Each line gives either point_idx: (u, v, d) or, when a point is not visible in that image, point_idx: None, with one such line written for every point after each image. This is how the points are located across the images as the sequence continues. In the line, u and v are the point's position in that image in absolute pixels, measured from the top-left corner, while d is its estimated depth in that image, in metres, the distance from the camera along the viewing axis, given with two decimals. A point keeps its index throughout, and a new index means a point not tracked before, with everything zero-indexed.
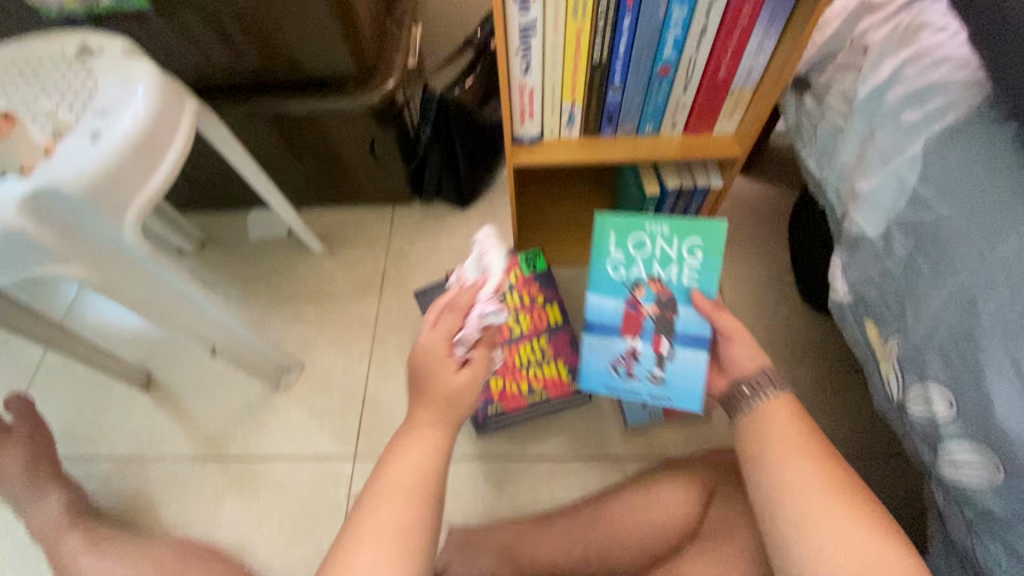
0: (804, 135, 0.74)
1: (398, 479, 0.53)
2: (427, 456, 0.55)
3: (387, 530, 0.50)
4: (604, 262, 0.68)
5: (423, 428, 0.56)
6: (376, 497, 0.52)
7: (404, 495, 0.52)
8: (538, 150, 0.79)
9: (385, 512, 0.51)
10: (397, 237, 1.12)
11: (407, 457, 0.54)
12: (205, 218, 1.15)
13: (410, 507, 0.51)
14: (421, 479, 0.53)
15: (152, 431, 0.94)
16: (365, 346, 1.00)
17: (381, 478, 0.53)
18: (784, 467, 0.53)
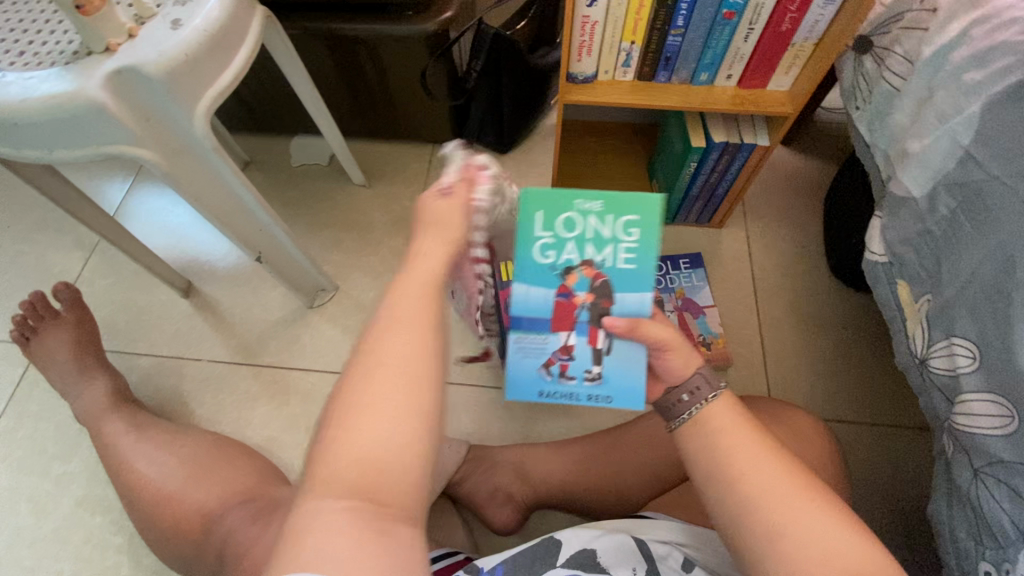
0: (859, 97, 0.74)
1: (407, 311, 0.40)
2: (434, 284, 0.42)
3: (394, 363, 0.37)
4: (529, 246, 0.50)
5: (423, 264, 0.43)
6: (385, 331, 0.39)
7: (412, 327, 0.39)
8: (591, 90, 0.80)
9: (392, 345, 0.38)
10: (435, 176, 1.14)
11: (411, 286, 0.41)
12: (251, 141, 1.18)
13: (424, 341, 0.39)
14: (430, 311, 0.40)
15: (190, 333, 0.99)
16: (397, 276, 1.03)
17: (377, 344, 0.38)
18: (728, 461, 0.43)
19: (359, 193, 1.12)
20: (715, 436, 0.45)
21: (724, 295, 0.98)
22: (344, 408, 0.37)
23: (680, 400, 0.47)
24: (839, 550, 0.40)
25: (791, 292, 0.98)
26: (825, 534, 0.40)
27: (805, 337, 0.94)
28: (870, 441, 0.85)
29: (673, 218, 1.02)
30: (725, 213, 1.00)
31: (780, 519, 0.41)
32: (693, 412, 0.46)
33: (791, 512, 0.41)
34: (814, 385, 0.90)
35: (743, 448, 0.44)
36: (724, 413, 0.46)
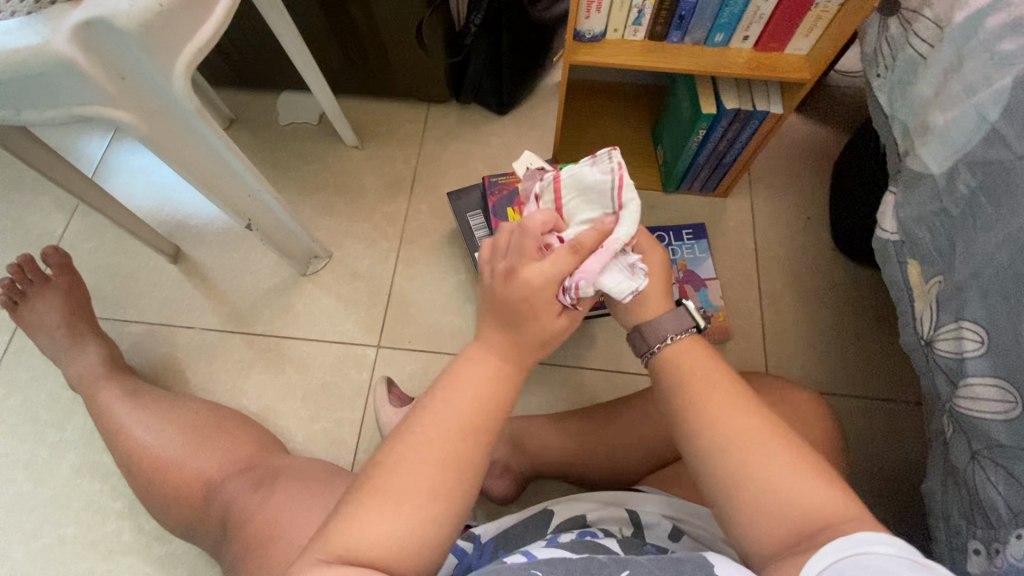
0: (881, 64, 0.70)
1: (461, 404, 0.43)
2: (494, 384, 0.45)
3: (442, 457, 0.41)
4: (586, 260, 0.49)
5: (494, 360, 0.45)
6: (436, 422, 0.42)
7: (463, 425, 0.42)
8: (599, 50, 0.75)
9: (441, 438, 0.42)
10: (431, 137, 1.09)
11: (472, 382, 0.44)
12: (235, 97, 1.12)
13: (469, 440, 0.42)
14: (481, 410, 0.43)
15: (179, 300, 0.96)
16: (392, 243, 1.00)
17: (444, 401, 0.43)
18: (698, 416, 0.50)
19: (351, 155, 1.08)
20: (687, 391, 0.52)
21: (726, 266, 0.96)
22: (398, 461, 0.41)
23: (645, 334, 0.56)
24: (798, 491, 0.45)
25: (793, 264, 0.97)
26: (785, 477, 0.46)
27: (805, 311, 0.93)
28: (865, 415, 0.86)
29: (677, 186, 0.99)
30: (731, 182, 0.97)
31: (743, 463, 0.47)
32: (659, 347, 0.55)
33: (753, 457, 0.47)
34: (811, 359, 0.90)
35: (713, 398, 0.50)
36: (691, 357, 0.54)
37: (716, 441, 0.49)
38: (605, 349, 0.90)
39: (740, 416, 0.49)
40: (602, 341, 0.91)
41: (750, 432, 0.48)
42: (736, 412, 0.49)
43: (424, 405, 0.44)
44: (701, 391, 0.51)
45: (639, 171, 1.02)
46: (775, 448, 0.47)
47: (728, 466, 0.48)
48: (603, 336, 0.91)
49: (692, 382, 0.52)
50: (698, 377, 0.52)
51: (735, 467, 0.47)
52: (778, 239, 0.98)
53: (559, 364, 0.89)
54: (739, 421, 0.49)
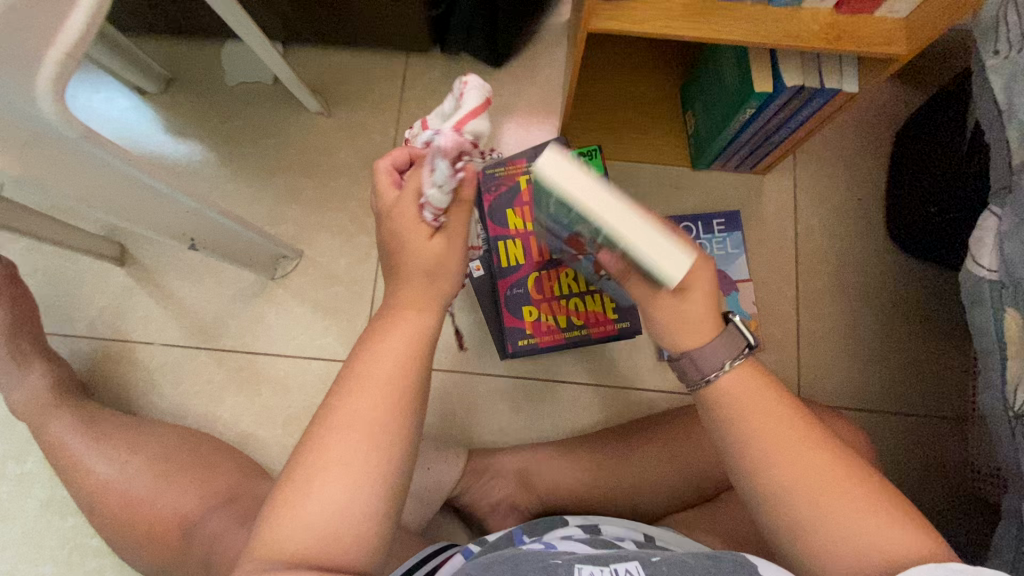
0: (1004, 41, 0.54)
1: (382, 370, 0.41)
2: (411, 346, 0.43)
3: (364, 419, 0.40)
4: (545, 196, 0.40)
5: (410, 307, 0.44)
6: (358, 385, 0.41)
7: (384, 388, 0.41)
8: (627, 12, 0.56)
9: (360, 400, 0.40)
10: (412, 100, 0.90)
11: (390, 347, 0.42)
12: (167, 48, 0.91)
13: (392, 400, 0.41)
14: (401, 372, 0.42)
15: (133, 310, 0.84)
16: (372, 238, 0.86)
17: (369, 355, 0.42)
18: (761, 453, 0.41)
19: (315, 124, 0.89)
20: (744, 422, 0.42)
21: (761, 262, 0.83)
22: (322, 432, 0.39)
23: (687, 365, 0.44)
24: (883, 538, 0.38)
25: (838, 259, 0.83)
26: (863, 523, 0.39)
27: (848, 317, 0.82)
28: (903, 432, 0.78)
29: (708, 164, 0.83)
30: (774, 160, 0.81)
31: (816, 509, 0.39)
32: (705, 385, 0.43)
33: (829, 504, 0.39)
34: (850, 370, 0.80)
35: (772, 430, 0.41)
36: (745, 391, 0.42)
37: (781, 482, 0.40)
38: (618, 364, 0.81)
39: (807, 452, 0.40)
40: (614, 355, 0.81)
41: (819, 470, 0.40)
42: (803, 447, 0.40)
43: (348, 366, 0.42)
44: (761, 420, 0.41)
45: (664, 144, 0.84)
46: (849, 490, 0.39)
47: (801, 515, 0.39)
48: (615, 350, 0.81)
49: (750, 409, 0.41)
50: (752, 402, 0.42)
51: (810, 515, 0.39)
52: (824, 228, 0.84)
53: (567, 381, 0.81)
54: (808, 458, 0.40)
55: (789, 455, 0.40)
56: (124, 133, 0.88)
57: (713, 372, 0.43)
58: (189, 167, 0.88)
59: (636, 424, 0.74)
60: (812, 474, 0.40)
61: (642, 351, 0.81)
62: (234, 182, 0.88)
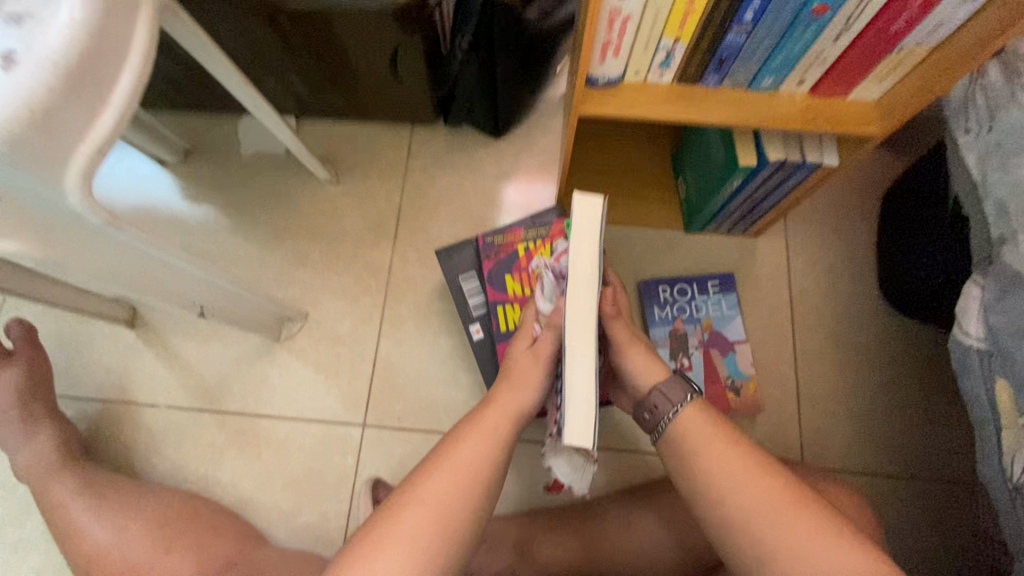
0: (971, 120, 0.57)
1: (467, 457, 0.48)
2: (493, 441, 0.50)
3: (442, 494, 0.45)
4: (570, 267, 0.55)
5: (492, 415, 0.52)
6: (444, 463, 0.48)
7: (467, 473, 0.47)
8: (615, 97, 0.60)
9: (444, 477, 0.46)
10: (416, 168, 0.95)
11: (477, 438, 0.50)
12: (187, 122, 0.97)
13: (470, 486, 0.46)
14: (485, 465, 0.48)
15: (139, 371, 0.86)
16: (376, 300, 0.88)
17: (452, 448, 0.49)
18: (721, 483, 0.48)
19: (324, 191, 0.93)
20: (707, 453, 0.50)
21: (757, 323, 0.84)
22: (401, 506, 0.45)
23: (652, 411, 0.54)
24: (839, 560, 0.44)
25: (833, 319, 0.84)
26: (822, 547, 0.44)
27: (848, 377, 0.82)
28: (908, 496, 0.77)
29: (701, 228, 0.85)
30: (765, 225, 0.83)
31: (774, 533, 0.45)
32: (667, 422, 0.53)
33: (788, 528, 0.45)
34: (852, 432, 0.80)
35: (732, 462, 0.49)
36: (698, 423, 0.51)
37: (745, 509, 0.47)
38: (619, 426, 0.80)
39: (764, 483, 0.47)
40: (614, 416, 0.81)
41: (774, 497, 0.46)
42: (761, 479, 0.47)
43: (436, 452, 0.49)
44: (721, 452, 0.49)
45: (658, 208, 0.87)
46: (805, 518, 0.45)
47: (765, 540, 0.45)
48: (615, 411, 0.81)
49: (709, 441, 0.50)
50: (711, 436, 0.51)
51: (770, 540, 0.45)
52: (817, 287, 0.86)
53: None
54: (763, 488, 0.47)
55: (750, 487, 0.47)
56: (143, 201, 0.93)
57: (673, 409, 0.53)
58: (203, 232, 0.92)
59: (638, 491, 0.73)
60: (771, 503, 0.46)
61: None
62: (244, 246, 0.91)
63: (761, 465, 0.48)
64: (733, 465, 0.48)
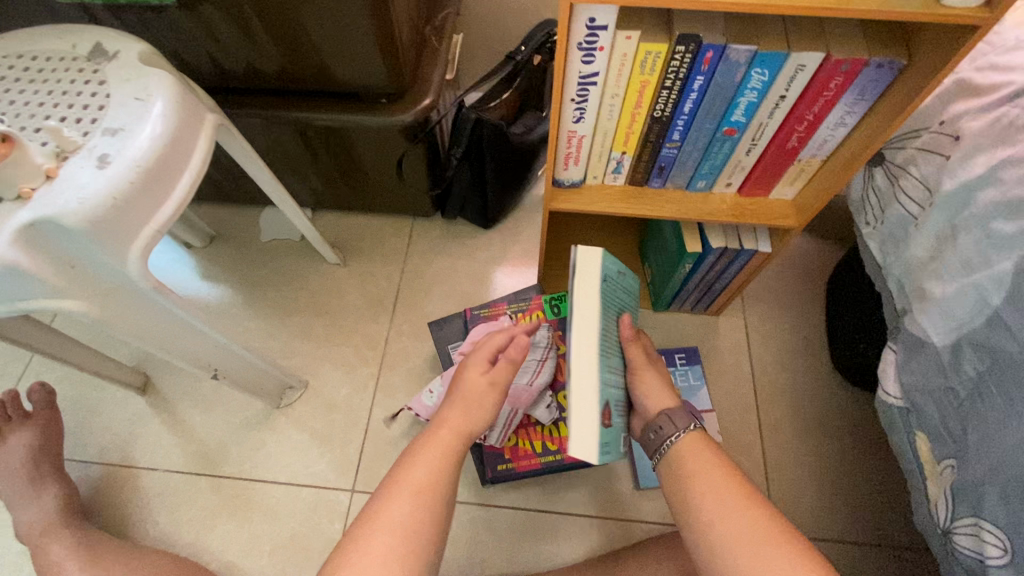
0: (869, 212, 0.69)
1: (397, 519, 0.50)
2: (421, 497, 0.52)
3: (375, 560, 0.48)
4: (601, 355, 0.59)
5: (442, 435, 0.57)
6: (370, 532, 0.50)
7: (398, 538, 0.49)
8: (579, 195, 0.74)
9: (376, 543, 0.49)
10: (414, 254, 1.07)
11: (414, 499, 0.52)
12: (216, 213, 1.11)
13: (414, 525, 0.50)
14: (415, 520, 0.51)
15: (144, 437, 0.91)
16: (372, 369, 0.96)
17: (403, 476, 0.54)
18: (702, 510, 0.51)
19: (332, 273, 1.05)
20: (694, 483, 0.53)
21: (722, 393, 0.91)
22: (359, 535, 0.50)
23: (657, 432, 0.59)
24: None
25: (793, 389, 0.91)
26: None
27: (810, 445, 0.87)
28: (878, 565, 0.79)
29: (667, 306, 0.95)
30: (722, 303, 0.94)
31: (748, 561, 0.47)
32: (669, 446, 0.57)
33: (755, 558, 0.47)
34: (819, 501, 0.83)
35: (714, 492, 0.52)
36: (692, 450, 0.56)
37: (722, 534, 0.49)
38: (596, 492, 0.84)
39: (741, 514, 0.50)
40: (592, 482, 0.85)
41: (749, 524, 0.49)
42: (739, 507, 0.50)
43: (391, 477, 0.54)
44: (702, 481, 0.53)
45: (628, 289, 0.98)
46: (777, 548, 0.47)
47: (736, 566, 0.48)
48: (592, 477, 0.85)
49: (696, 472, 0.54)
50: (699, 464, 0.55)
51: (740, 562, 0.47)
52: (776, 361, 0.94)
53: (546, 511, 0.83)
54: (740, 514, 0.50)
55: (731, 513, 0.50)
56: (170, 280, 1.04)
57: (676, 432, 0.58)
58: (220, 308, 1.02)
59: (615, 554, 0.75)
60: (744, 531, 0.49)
61: (619, 478, 0.85)
62: (255, 321, 1.01)
63: (740, 496, 0.51)
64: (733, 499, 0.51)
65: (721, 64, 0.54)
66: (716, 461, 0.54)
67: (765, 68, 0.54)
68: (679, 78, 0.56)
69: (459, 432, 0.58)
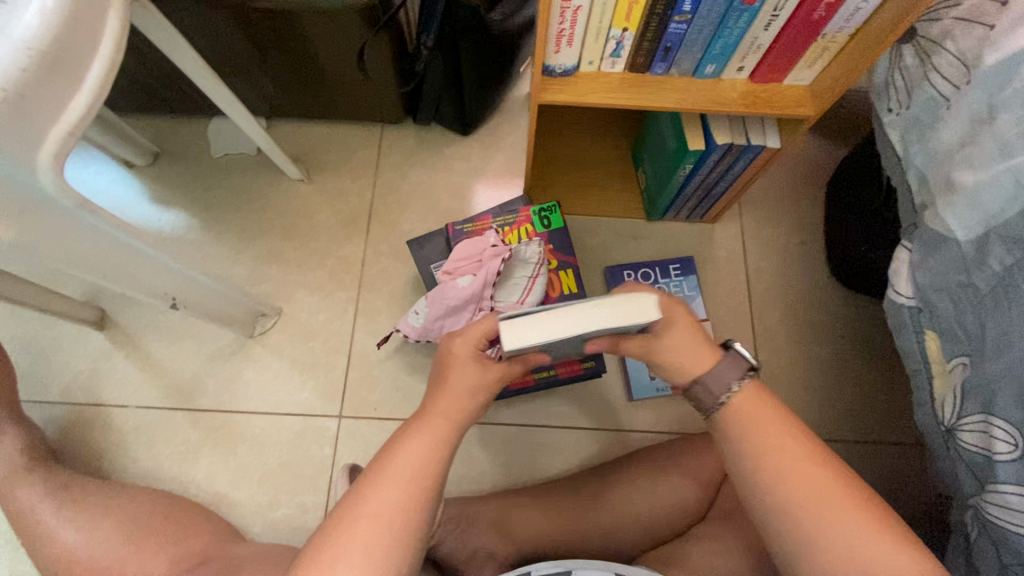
0: (891, 97, 0.62)
1: (383, 508, 0.43)
2: (409, 489, 0.44)
3: (360, 550, 0.41)
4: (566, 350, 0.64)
5: (432, 418, 0.48)
6: (356, 517, 0.42)
7: (379, 525, 0.42)
8: (572, 86, 0.65)
9: (359, 532, 0.42)
10: (386, 166, 0.97)
11: (393, 484, 0.44)
12: (157, 127, 0.98)
13: (405, 518, 0.43)
14: (404, 513, 0.43)
15: (109, 374, 0.85)
16: (350, 294, 0.89)
17: (393, 459, 0.45)
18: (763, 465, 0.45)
19: (297, 191, 0.95)
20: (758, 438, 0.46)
21: (718, 301, 0.89)
22: (346, 522, 0.42)
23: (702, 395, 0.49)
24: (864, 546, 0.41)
25: (789, 296, 0.89)
26: (852, 540, 0.41)
27: (804, 350, 0.87)
28: (864, 460, 0.82)
29: (662, 215, 0.90)
30: (720, 210, 0.88)
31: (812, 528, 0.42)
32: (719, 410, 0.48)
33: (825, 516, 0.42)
34: (812, 403, 0.84)
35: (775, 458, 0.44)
36: (750, 401, 0.47)
37: (784, 492, 0.43)
38: (591, 405, 0.83)
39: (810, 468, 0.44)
40: (587, 396, 0.83)
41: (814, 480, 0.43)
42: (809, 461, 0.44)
43: (382, 457, 0.46)
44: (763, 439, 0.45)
45: (622, 199, 0.91)
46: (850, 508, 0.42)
47: (796, 524, 0.43)
48: (588, 392, 0.83)
49: (756, 426, 0.46)
50: (759, 418, 0.46)
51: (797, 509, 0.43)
52: (773, 268, 0.91)
53: (542, 427, 0.82)
54: (812, 467, 0.44)
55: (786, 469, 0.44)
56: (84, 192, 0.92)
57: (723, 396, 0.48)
58: (173, 233, 0.92)
59: (612, 463, 0.75)
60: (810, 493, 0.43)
61: (613, 391, 0.84)
62: (215, 246, 0.92)
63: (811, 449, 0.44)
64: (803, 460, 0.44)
65: None
66: (777, 414, 0.47)
67: None
68: None
69: (451, 413, 0.49)
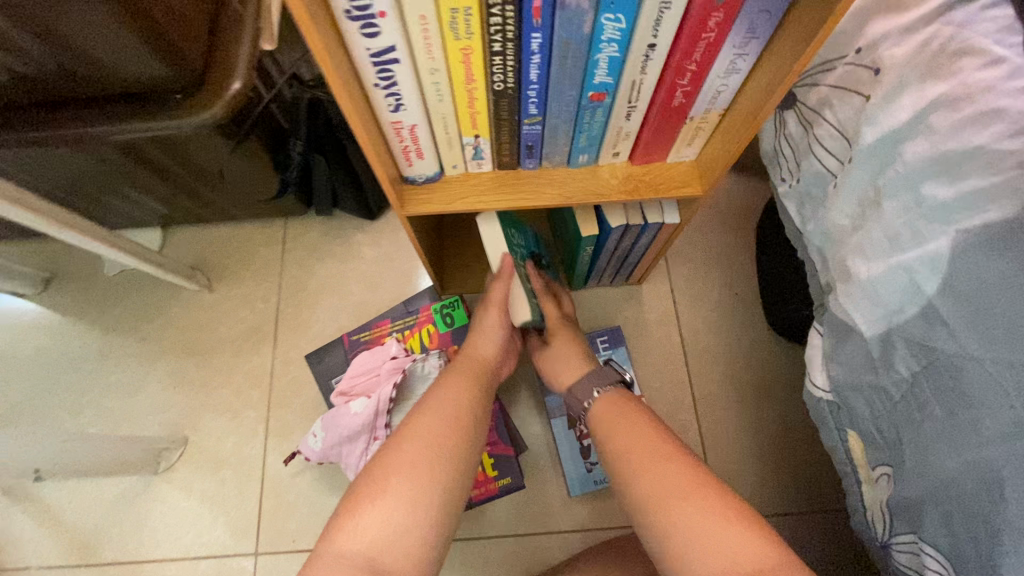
0: (782, 166, 0.58)
1: (425, 428, 0.53)
2: (450, 420, 0.54)
3: (405, 472, 0.49)
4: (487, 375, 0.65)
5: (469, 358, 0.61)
6: (400, 445, 0.52)
7: (421, 445, 0.51)
8: (438, 192, 0.59)
9: (402, 454, 0.51)
10: (292, 263, 0.91)
11: (433, 410, 0.54)
12: (47, 249, 0.92)
13: (445, 442, 0.52)
14: (444, 439, 0.52)
15: (5, 533, 0.78)
16: (260, 411, 0.83)
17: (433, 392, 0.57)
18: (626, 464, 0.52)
19: (199, 301, 0.89)
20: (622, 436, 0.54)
21: (653, 372, 0.83)
22: (389, 456, 0.50)
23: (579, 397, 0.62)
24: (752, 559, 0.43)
25: (728, 356, 0.83)
26: (717, 535, 0.45)
27: (749, 415, 0.81)
28: (823, 531, 0.76)
29: (582, 286, 0.84)
30: (642, 273, 0.83)
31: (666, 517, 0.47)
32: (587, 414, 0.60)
33: (681, 505, 0.47)
34: (762, 474, 0.78)
35: (637, 450, 0.52)
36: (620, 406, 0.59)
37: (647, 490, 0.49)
38: (527, 507, 0.77)
39: (668, 463, 0.50)
40: (521, 497, 0.77)
41: (675, 477, 0.49)
42: (666, 459, 0.51)
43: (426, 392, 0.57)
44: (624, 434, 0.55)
45: None
46: (701, 495, 0.47)
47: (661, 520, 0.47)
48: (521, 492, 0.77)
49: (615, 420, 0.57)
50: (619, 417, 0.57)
51: (691, 546, 0.45)
52: (710, 327, 0.85)
53: (475, 539, 0.76)
54: (669, 461, 0.50)
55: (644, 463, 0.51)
56: None
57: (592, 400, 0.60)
58: (70, 365, 0.86)
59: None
60: (670, 487, 0.48)
61: (549, 487, 0.77)
62: (115, 374, 0.86)
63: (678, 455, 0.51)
64: (662, 456, 0.51)
65: (557, 13, 0.39)
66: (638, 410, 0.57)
67: (617, 13, 0.39)
68: (509, 38, 0.41)
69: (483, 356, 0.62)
